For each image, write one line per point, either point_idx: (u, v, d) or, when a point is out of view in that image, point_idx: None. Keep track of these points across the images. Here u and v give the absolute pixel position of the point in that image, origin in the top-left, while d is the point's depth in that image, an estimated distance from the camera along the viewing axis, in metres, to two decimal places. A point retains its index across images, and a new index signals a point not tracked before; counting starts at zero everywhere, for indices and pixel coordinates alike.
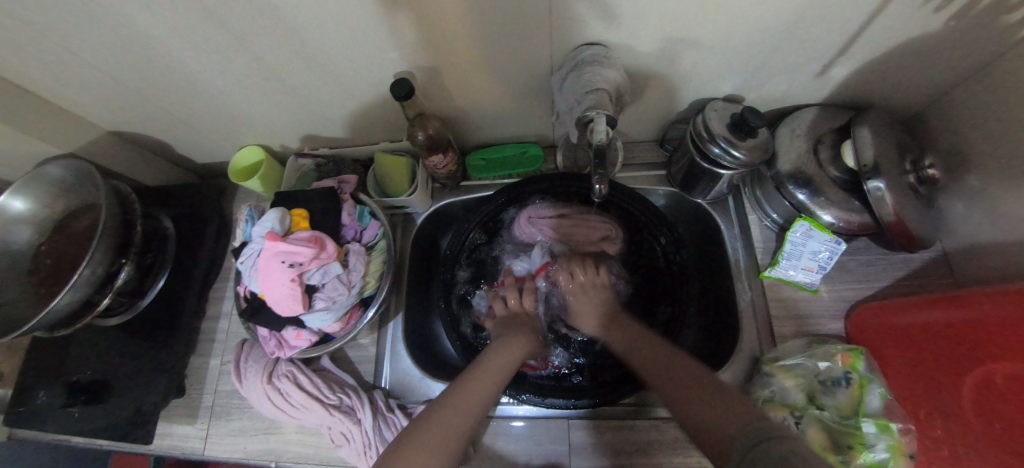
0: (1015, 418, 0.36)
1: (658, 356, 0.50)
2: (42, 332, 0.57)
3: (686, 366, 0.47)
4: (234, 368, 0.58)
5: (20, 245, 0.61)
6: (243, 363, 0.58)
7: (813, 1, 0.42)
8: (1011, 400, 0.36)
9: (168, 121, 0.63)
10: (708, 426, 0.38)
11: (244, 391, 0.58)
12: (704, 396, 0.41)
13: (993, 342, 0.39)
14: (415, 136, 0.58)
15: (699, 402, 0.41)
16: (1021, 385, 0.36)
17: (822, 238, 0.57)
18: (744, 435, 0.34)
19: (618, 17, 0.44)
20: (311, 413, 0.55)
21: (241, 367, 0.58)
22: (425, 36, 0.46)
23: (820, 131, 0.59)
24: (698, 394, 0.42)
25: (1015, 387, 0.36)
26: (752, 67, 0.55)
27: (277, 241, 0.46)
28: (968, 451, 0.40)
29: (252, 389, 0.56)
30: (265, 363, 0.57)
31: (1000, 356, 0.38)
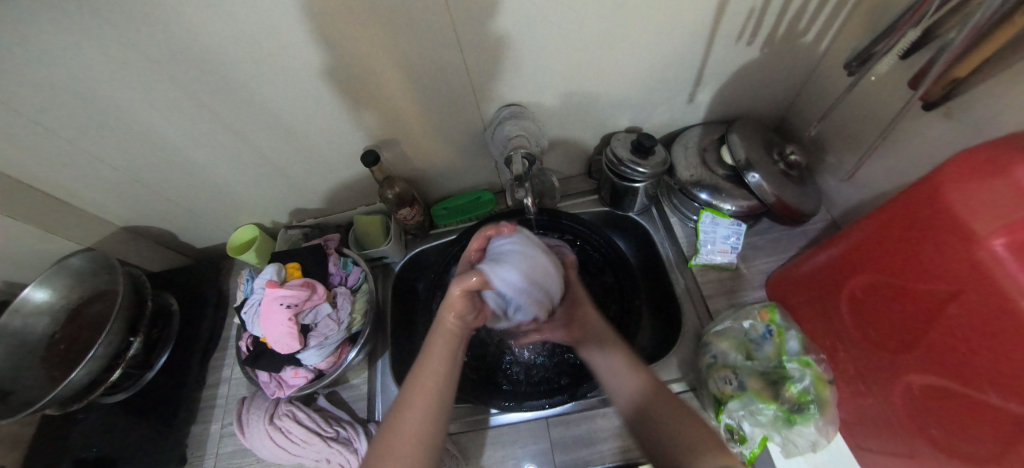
0: (894, 326, 0.45)
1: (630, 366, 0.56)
2: (54, 409, 0.61)
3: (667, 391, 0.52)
4: (239, 420, 0.63)
5: (38, 334, 0.69)
6: (247, 413, 0.63)
7: (655, 51, 0.61)
8: (885, 311, 0.46)
9: (175, 211, 0.75)
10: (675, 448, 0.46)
11: (247, 440, 0.62)
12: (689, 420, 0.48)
13: (866, 266, 0.48)
14: (385, 195, 0.71)
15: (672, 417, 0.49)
16: (895, 296, 0.44)
17: (725, 223, 0.71)
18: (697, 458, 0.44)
19: (525, 79, 0.61)
20: (315, 448, 0.59)
21: (245, 417, 0.63)
22: (384, 116, 0.62)
23: (705, 143, 0.75)
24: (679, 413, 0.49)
25: (898, 302, 0.44)
26: (639, 102, 0.71)
27: (276, 287, 0.56)
28: (875, 362, 0.48)
29: (255, 434, 0.61)
30: (265, 407, 0.62)
31: (872, 275, 0.47)
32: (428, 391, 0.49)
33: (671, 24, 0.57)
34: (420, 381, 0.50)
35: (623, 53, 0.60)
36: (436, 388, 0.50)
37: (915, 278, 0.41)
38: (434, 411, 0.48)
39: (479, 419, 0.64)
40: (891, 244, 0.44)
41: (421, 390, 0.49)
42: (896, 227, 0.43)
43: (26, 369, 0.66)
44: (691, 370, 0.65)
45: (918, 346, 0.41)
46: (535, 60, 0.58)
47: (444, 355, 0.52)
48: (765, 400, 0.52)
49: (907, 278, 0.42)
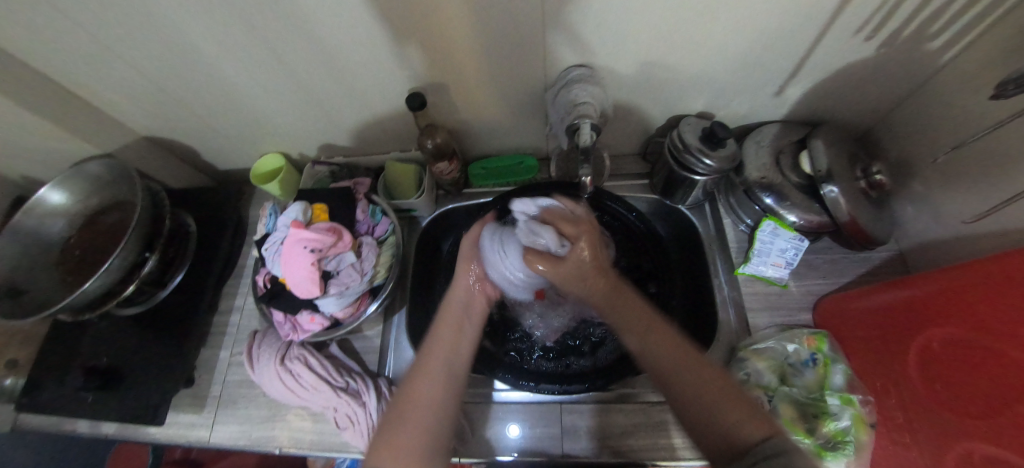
0: (960, 386, 0.41)
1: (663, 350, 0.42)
2: (67, 314, 0.60)
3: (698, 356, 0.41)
4: (251, 353, 0.62)
5: (54, 235, 0.66)
6: (258, 348, 0.62)
7: (759, 28, 0.52)
8: (956, 368, 0.42)
9: (197, 128, 0.69)
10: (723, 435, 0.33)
11: (257, 375, 0.61)
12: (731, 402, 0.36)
13: (945, 315, 0.44)
14: (424, 144, 0.64)
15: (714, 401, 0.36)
16: (972, 355, 0.40)
17: (787, 236, 0.64)
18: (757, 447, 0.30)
19: (602, 40, 0.53)
20: (326, 396, 0.58)
21: (257, 352, 0.61)
22: (436, 57, 0.54)
23: (781, 144, 0.67)
24: (721, 397, 0.36)
25: (971, 360, 0.40)
26: (719, 86, 0.63)
27: (300, 228, 0.52)
28: (932, 420, 0.44)
29: (265, 372, 0.60)
30: (281, 347, 0.61)
31: (949, 327, 0.43)
32: (439, 374, 0.45)
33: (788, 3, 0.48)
34: (426, 364, 0.45)
35: (721, 26, 0.51)
36: (447, 367, 0.45)
37: (996, 339, 0.37)
38: (450, 382, 0.45)
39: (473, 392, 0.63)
40: (982, 299, 0.40)
41: (429, 371, 0.45)
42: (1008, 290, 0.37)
43: (40, 269, 0.65)
44: None
45: (996, 413, 0.36)
46: (620, 19, 0.49)
47: (451, 333, 0.49)
48: (800, 432, 0.51)
49: (986, 336, 0.38)
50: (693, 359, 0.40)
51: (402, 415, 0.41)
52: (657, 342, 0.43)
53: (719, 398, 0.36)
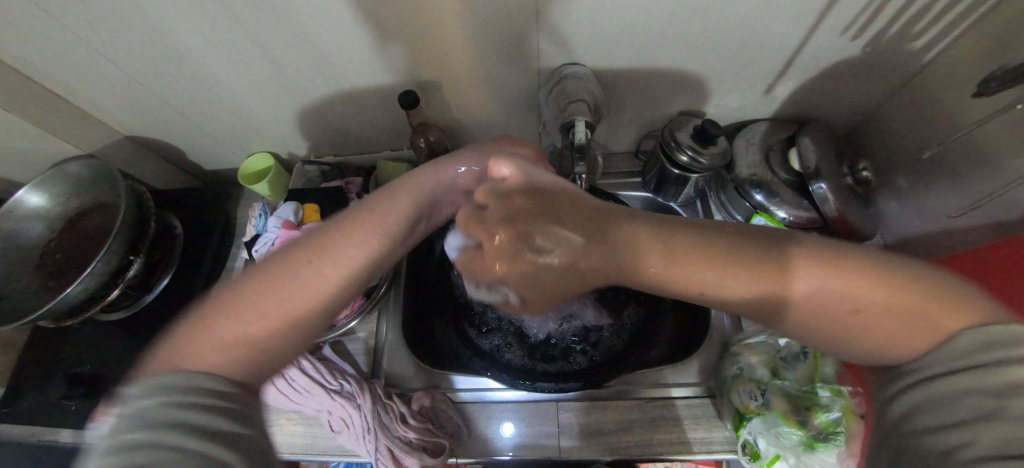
0: None
1: (742, 258, 0.30)
2: (48, 320, 0.58)
3: (854, 278, 0.27)
4: None
5: (32, 239, 0.64)
6: None
7: (750, 27, 0.53)
8: None
9: (184, 127, 0.68)
10: (877, 350, 0.27)
11: None
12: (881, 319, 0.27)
13: None
14: (416, 143, 0.64)
15: (891, 321, 0.26)
16: None
17: (776, 232, 0.66)
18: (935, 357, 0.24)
19: (595, 39, 0.53)
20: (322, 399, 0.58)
21: None
22: (429, 54, 0.54)
23: (770, 142, 0.68)
24: (833, 316, 0.28)
25: None
26: (710, 84, 0.63)
27: (291, 228, 0.53)
28: None
29: None
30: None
31: None
32: (331, 268, 0.34)
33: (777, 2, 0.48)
34: (320, 249, 0.34)
35: (711, 24, 0.52)
36: (340, 266, 0.34)
37: None
38: (335, 286, 0.34)
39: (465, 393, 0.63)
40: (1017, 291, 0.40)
41: (319, 261, 0.33)
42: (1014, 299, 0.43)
43: (18, 274, 0.62)
44: (712, 377, 0.62)
45: None
46: (613, 17, 0.49)
47: (368, 224, 0.37)
48: (792, 424, 0.51)
49: None
50: (796, 303, 0.29)
51: (244, 310, 0.30)
52: (750, 289, 0.30)
53: (855, 322, 0.28)
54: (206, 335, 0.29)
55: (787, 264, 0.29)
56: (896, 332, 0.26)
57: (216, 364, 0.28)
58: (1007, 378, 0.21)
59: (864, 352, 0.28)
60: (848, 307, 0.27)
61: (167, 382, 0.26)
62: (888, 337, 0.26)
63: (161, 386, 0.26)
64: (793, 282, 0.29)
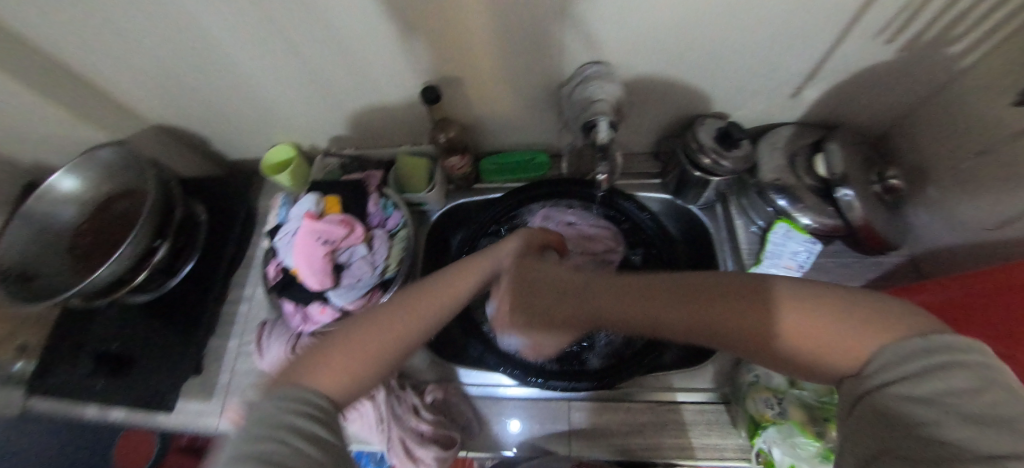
0: None
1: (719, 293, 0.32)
2: (78, 301, 0.60)
3: (814, 311, 0.28)
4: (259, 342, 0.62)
5: (65, 222, 0.66)
6: (267, 338, 0.62)
7: (780, 28, 0.51)
8: None
9: (210, 118, 0.69)
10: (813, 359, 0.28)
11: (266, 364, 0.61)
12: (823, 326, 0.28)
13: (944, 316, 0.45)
14: (437, 138, 0.65)
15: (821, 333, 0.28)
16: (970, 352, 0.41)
17: (800, 238, 0.64)
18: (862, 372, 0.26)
19: (620, 39, 0.52)
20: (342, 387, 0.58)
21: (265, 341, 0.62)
22: (453, 50, 0.54)
23: (795, 146, 0.66)
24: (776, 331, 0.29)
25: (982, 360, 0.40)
26: (735, 86, 0.62)
27: (313, 220, 0.53)
28: None
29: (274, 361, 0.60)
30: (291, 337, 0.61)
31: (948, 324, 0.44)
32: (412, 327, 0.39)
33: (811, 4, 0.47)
34: (408, 310, 0.39)
35: (741, 25, 0.51)
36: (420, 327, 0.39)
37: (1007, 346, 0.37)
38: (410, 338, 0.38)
39: (477, 388, 0.63)
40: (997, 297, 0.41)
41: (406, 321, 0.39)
42: (984, 323, 0.40)
43: (51, 255, 0.65)
44: (727, 383, 0.61)
45: None
46: (640, 16, 0.49)
47: (439, 296, 0.41)
48: (810, 434, 0.49)
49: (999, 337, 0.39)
50: (750, 322, 0.30)
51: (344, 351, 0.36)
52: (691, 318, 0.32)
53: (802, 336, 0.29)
54: (314, 367, 0.35)
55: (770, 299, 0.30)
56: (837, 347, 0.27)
57: (330, 389, 0.34)
58: (938, 387, 0.23)
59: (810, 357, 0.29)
60: (788, 326, 0.29)
61: (292, 394, 0.32)
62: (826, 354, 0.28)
63: (284, 397, 0.32)
64: (777, 312, 0.29)
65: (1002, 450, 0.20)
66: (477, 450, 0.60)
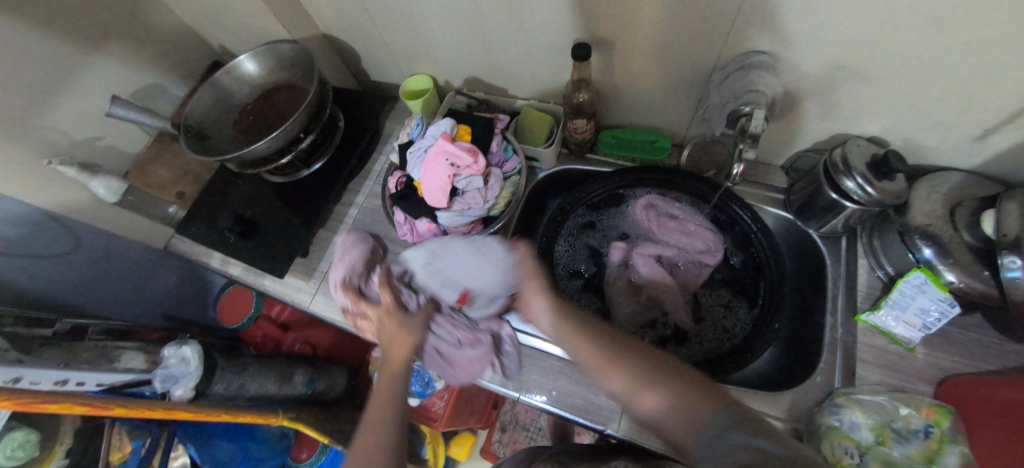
0: None
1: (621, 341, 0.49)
2: (234, 165, 0.71)
3: (666, 370, 0.44)
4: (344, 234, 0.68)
5: (239, 99, 0.78)
6: (350, 233, 0.68)
7: (991, 59, 0.44)
8: None
9: (368, 36, 0.76)
10: (683, 417, 0.39)
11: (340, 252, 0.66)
12: (682, 381, 0.42)
13: None
14: (570, 97, 0.66)
15: (675, 383, 0.42)
16: None
17: (936, 295, 0.55)
18: (717, 417, 0.37)
19: (796, 33, 0.49)
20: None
21: (350, 235, 0.67)
22: (613, 12, 0.54)
23: (961, 195, 0.58)
24: (663, 387, 0.43)
25: None
26: (909, 114, 0.56)
27: (447, 142, 0.57)
28: None
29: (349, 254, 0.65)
30: (369, 249, 0.66)
31: None
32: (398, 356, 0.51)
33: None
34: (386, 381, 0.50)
35: (941, 49, 0.45)
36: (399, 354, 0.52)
37: None
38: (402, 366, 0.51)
39: (538, 342, 0.64)
40: None
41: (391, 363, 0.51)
42: None
43: (223, 124, 0.77)
44: (804, 421, 0.57)
45: None
46: (828, 11, 0.45)
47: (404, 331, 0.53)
48: None
49: None
50: (646, 371, 0.45)
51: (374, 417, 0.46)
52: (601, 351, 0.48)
53: (668, 387, 0.42)
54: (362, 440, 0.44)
55: (654, 358, 0.46)
56: (689, 390, 0.41)
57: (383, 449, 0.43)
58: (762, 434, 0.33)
59: (685, 403, 0.40)
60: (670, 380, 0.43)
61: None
62: (681, 404, 0.40)
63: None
64: (661, 366, 0.45)
65: (790, 451, 0.30)
66: (527, 395, 0.62)
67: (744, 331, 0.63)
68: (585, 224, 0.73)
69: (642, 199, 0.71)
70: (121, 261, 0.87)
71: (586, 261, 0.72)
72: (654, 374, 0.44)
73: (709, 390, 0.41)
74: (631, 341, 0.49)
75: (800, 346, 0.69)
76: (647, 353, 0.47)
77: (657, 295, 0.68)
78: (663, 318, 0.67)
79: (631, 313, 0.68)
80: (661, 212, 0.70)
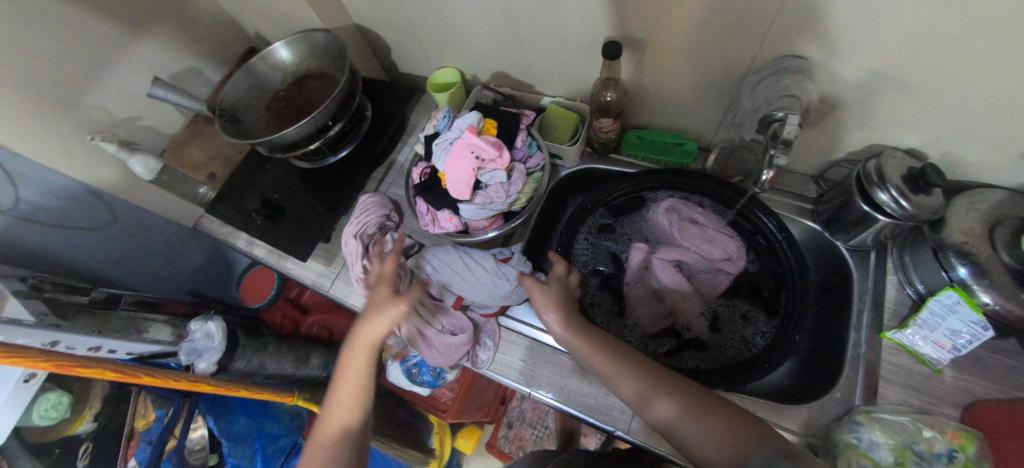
0: None
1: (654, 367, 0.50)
2: (265, 149, 0.73)
3: (702, 399, 0.45)
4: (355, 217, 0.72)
5: (272, 85, 0.81)
6: (360, 216, 0.72)
7: None
8: None
9: (399, 28, 0.77)
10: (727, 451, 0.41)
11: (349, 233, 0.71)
12: (723, 412, 0.44)
13: None
14: (598, 96, 0.66)
15: (716, 414, 0.43)
16: None
17: (969, 317, 0.51)
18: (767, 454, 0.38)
19: (835, 38, 0.48)
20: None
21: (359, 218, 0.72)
22: (645, 11, 0.53)
23: (1003, 214, 0.55)
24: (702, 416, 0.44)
25: None
26: (950, 127, 0.54)
27: (473, 135, 0.57)
28: None
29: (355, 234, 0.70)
30: (386, 214, 0.74)
31: None
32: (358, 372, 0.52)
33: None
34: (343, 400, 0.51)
35: (991, 60, 0.43)
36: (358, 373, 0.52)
37: None
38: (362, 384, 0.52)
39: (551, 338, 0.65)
40: None
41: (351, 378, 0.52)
42: None
43: (256, 109, 0.79)
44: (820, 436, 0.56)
45: None
46: (869, 16, 0.43)
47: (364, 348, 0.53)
48: None
49: None
50: (684, 400, 0.46)
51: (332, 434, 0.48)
52: (631, 375, 0.49)
53: (708, 418, 0.43)
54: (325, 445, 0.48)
55: (688, 385, 0.47)
56: (729, 422, 0.42)
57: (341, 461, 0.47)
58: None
59: (727, 436, 0.41)
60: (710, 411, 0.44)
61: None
62: (723, 437, 0.42)
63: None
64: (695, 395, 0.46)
65: None
66: (539, 391, 0.62)
67: (762, 340, 0.62)
68: (606, 224, 0.73)
69: (664, 202, 0.70)
70: (155, 237, 0.91)
71: (606, 261, 0.72)
72: (691, 401, 0.45)
73: (747, 423, 0.42)
74: (663, 368, 0.50)
75: (820, 360, 0.68)
76: (682, 381, 0.48)
77: (677, 303, 0.66)
78: (680, 324, 0.66)
79: (648, 317, 0.67)
80: (684, 217, 0.69)
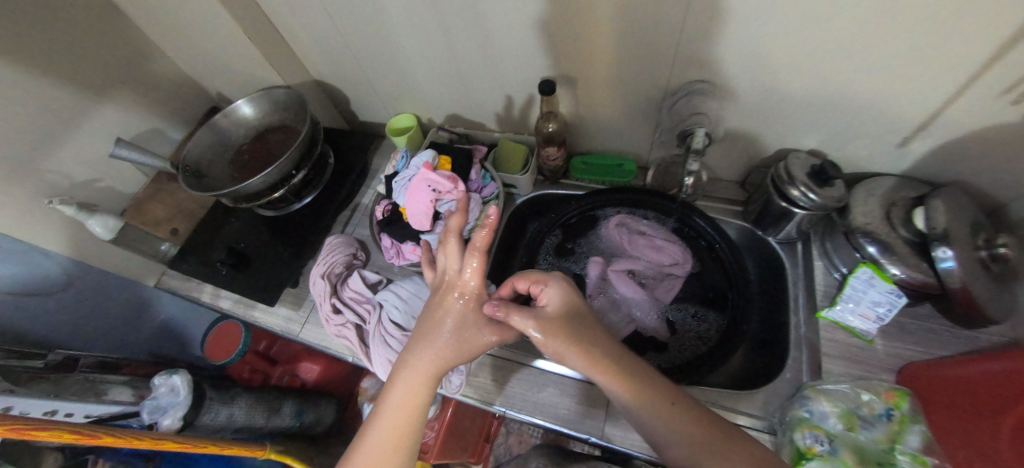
0: None
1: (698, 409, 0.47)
2: (230, 201, 0.75)
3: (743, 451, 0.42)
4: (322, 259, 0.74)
5: (236, 140, 0.84)
6: (328, 258, 0.74)
7: (885, 76, 0.52)
8: None
9: (356, 81, 0.83)
10: None
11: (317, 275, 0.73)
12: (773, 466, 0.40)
13: None
14: (542, 127, 0.72)
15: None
16: None
17: (884, 288, 0.59)
18: None
19: (725, 63, 0.57)
20: (352, 307, 0.70)
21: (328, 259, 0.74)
22: (570, 51, 0.62)
23: (895, 197, 0.63)
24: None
25: None
26: (836, 128, 0.64)
27: (428, 171, 0.62)
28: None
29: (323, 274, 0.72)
30: (353, 252, 0.77)
31: None
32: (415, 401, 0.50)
33: (915, 65, 0.49)
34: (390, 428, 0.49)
35: (847, 71, 0.53)
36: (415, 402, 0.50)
37: None
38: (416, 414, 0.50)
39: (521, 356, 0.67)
40: None
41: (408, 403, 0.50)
42: None
43: (220, 163, 0.82)
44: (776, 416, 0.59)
45: None
46: (745, 43, 0.53)
47: (419, 377, 0.51)
48: None
49: None
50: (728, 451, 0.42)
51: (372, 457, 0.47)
52: (668, 412, 0.46)
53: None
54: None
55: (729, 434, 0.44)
56: None
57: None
58: None
59: None
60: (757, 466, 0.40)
61: None
62: None
63: None
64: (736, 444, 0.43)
65: None
66: (513, 411, 0.63)
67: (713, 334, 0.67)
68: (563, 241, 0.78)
69: (614, 219, 0.77)
70: (113, 299, 0.88)
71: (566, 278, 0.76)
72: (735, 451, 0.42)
73: None
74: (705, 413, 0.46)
75: (770, 348, 0.73)
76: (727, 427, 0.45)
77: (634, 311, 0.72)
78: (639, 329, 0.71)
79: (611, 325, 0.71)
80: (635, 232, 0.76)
